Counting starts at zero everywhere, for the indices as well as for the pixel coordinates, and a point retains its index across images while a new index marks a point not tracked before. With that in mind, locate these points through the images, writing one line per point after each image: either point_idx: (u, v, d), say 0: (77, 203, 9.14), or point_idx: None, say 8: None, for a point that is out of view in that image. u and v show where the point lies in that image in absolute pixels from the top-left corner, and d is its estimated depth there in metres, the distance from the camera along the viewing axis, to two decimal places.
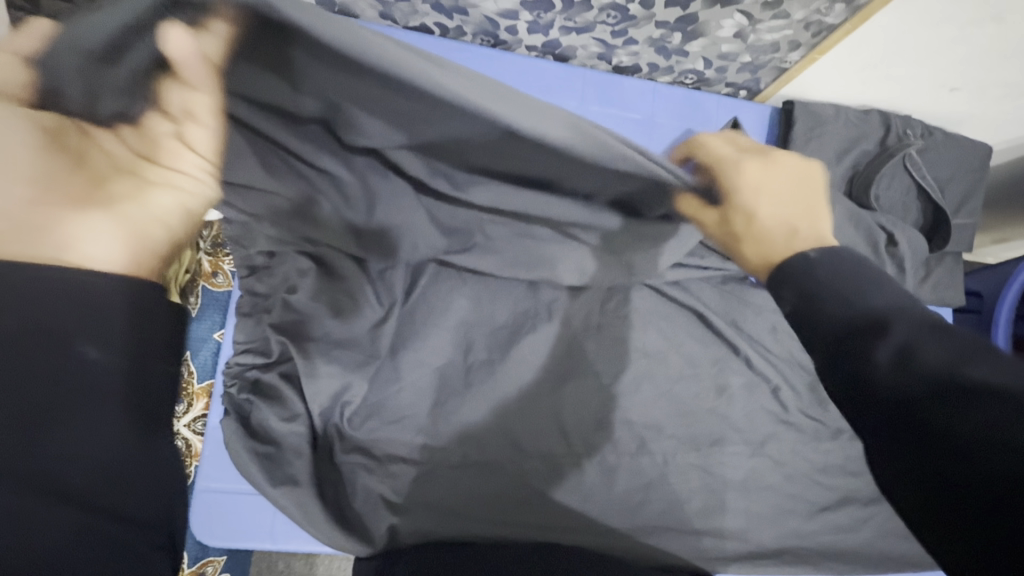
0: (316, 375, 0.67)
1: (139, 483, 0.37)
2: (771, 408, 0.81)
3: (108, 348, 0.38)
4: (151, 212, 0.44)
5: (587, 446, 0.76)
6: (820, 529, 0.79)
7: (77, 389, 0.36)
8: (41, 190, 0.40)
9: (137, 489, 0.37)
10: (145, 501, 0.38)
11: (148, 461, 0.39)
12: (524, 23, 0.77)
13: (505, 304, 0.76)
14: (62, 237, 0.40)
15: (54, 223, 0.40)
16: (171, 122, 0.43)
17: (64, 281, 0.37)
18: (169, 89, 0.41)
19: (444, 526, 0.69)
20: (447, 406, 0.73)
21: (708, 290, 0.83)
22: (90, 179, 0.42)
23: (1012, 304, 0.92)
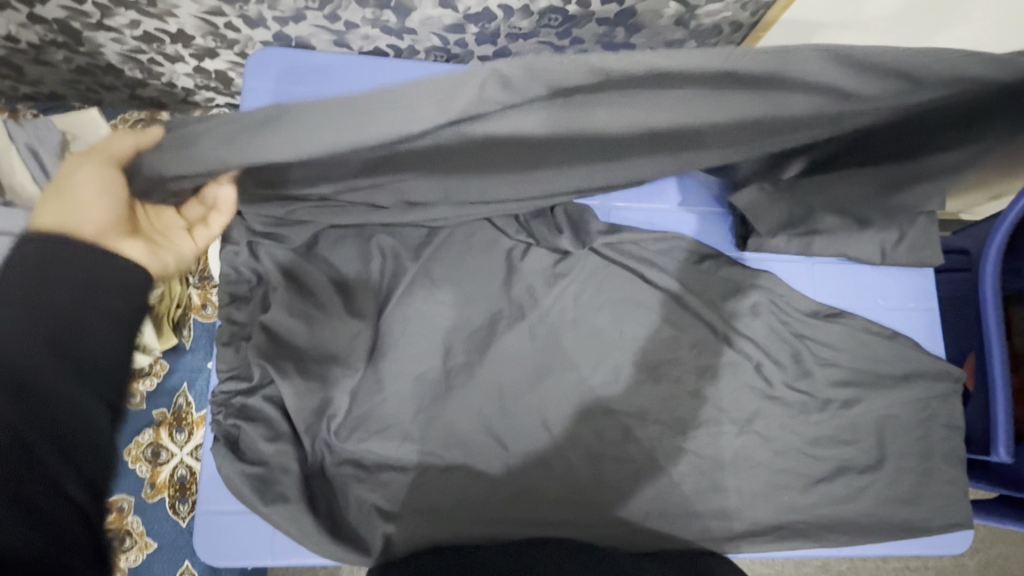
0: (297, 392, 0.71)
1: (95, 421, 0.44)
2: (755, 384, 0.81)
3: (117, 302, 0.48)
4: (168, 252, 0.60)
5: (573, 438, 0.77)
6: (817, 502, 0.78)
7: (85, 323, 0.46)
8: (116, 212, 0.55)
9: (93, 425, 0.44)
10: (104, 440, 0.44)
11: (107, 412, 0.45)
12: (471, 35, 0.80)
13: (480, 307, 0.78)
14: (109, 239, 0.53)
15: (107, 236, 0.53)
16: (202, 207, 0.65)
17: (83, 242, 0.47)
18: (190, 206, 0.64)
19: (437, 528, 0.71)
20: (431, 411, 0.75)
21: (684, 267, 0.83)
22: (129, 221, 0.56)
23: (996, 260, 0.91)
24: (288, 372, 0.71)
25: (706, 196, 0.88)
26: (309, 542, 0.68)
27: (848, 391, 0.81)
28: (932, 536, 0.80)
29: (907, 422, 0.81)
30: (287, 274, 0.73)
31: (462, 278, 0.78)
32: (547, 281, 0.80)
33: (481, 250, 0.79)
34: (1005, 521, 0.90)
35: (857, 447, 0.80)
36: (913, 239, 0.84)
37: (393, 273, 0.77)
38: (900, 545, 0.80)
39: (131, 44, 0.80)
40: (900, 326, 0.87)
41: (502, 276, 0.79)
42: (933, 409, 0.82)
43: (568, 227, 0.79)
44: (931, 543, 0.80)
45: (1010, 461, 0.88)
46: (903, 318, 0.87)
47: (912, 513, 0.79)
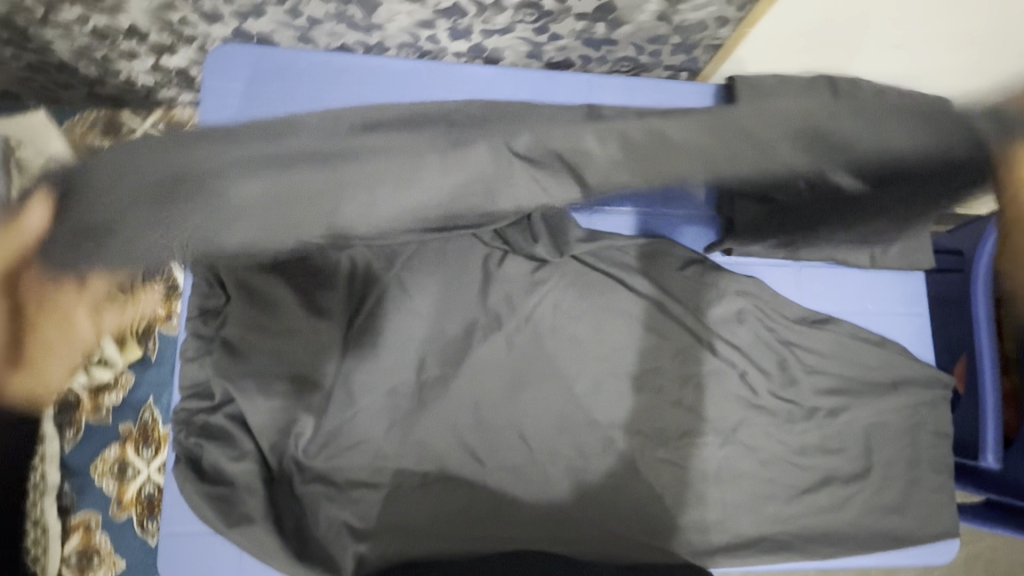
0: (263, 409, 0.68)
1: None
2: (740, 393, 0.79)
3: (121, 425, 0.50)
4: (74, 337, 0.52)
5: (552, 452, 0.75)
6: (802, 513, 0.77)
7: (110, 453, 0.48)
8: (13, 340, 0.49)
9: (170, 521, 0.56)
10: None
11: None
12: (443, 31, 0.76)
13: (455, 317, 0.76)
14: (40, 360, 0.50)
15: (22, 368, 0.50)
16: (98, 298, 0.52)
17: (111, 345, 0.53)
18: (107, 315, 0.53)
19: (410, 547, 0.69)
20: (405, 427, 0.72)
21: (669, 274, 0.80)
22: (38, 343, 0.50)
23: (989, 262, 0.88)
24: (254, 388, 0.68)
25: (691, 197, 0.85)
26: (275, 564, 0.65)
27: (835, 400, 0.79)
28: (917, 545, 0.79)
29: (894, 430, 0.80)
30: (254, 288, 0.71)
31: (436, 287, 0.75)
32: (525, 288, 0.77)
33: (456, 257, 0.76)
34: (990, 526, 0.89)
35: (842, 458, 0.78)
36: (903, 243, 0.82)
37: (365, 284, 0.74)
38: (886, 555, 0.79)
39: (82, 41, 0.75)
40: (889, 332, 0.84)
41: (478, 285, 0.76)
42: (920, 417, 0.80)
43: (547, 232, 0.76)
44: (918, 554, 0.79)
45: (997, 467, 0.87)
46: (892, 324, 0.84)
47: (898, 523, 0.78)
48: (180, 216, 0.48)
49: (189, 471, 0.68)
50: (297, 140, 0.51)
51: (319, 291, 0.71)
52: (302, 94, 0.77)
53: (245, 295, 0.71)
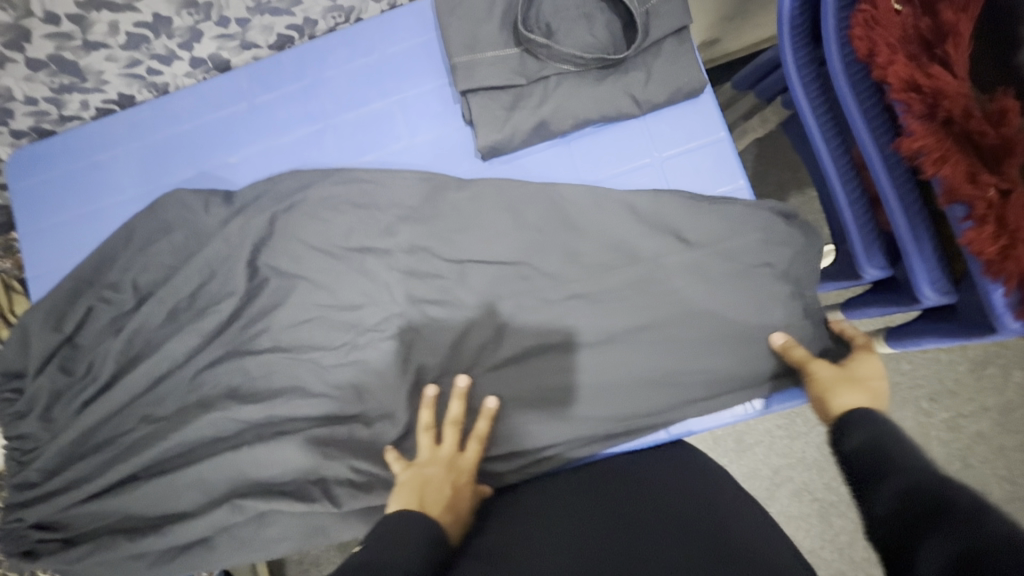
0: (94, 443, 0.77)
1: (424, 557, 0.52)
2: (533, 289, 0.72)
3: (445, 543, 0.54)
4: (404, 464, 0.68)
5: (355, 409, 0.74)
6: (630, 399, 0.69)
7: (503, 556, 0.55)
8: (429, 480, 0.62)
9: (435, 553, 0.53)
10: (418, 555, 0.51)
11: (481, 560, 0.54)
12: (151, 61, 0.82)
13: (242, 311, 0.79)
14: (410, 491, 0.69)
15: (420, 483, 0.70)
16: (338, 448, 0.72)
17: (447, 501, 0.60)
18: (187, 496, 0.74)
19: (240, 534, 0.73)
20: (208, 428, 0.75)
21: (415, 186, 0.78)
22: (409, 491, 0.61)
23: (794, 53, 0.74)
24: (82, 429, 0.77)
25: (442, 117, 0.81)
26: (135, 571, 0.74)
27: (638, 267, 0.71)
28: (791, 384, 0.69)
29: (707, 277, 0.70)
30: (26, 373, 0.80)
31: (210, 290, 0.79)
32: (293, 262, 0.78)
33: (217, 259, 0.79)
34: (922, 339, 0.75)
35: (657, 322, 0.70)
36: (657, 76, 0.73)
37: (145, 314, 0.79)
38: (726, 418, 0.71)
39: None
40: (686, 172, 0.75)
41: (253, 277, 0.79)
42: (729, 260, 0.70)
43: (296, 207, 0.79)
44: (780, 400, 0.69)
45: (884, 273, 0.75)
46: (688, 162, 0.75)
47: (744, 368, 0.68)
48: (58, 425, 0.78)
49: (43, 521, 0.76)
50: (123, 294, 0.80)
51: (115, 330, 0.79)
52: (81, 167, 0.87)
53: (56, 357, 0.79)
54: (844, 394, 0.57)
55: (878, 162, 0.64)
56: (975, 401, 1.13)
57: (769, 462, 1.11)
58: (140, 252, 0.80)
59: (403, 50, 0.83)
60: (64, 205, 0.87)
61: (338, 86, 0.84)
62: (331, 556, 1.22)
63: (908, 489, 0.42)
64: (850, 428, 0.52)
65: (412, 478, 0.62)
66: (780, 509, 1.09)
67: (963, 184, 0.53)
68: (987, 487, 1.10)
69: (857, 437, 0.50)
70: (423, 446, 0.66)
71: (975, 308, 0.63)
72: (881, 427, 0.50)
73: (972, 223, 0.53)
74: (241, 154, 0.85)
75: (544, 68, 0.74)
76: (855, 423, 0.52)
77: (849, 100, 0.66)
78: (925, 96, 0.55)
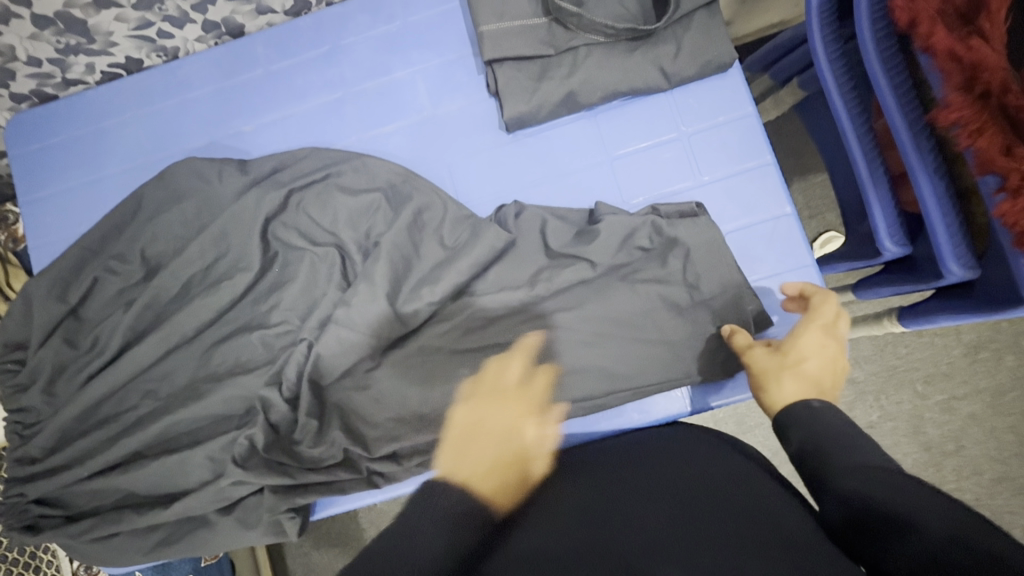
0: (102, 417, 0.75)
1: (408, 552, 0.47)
2: (560, 263, 0.73)
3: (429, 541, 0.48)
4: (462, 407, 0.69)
5: (376, 381, 0.73)
6: (654, 372, 0.71)
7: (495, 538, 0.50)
8: (485, 430, 0.63)
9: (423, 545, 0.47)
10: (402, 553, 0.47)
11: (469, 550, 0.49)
12: (163, 22, 0.79)
13: (258, 283, 0.77)
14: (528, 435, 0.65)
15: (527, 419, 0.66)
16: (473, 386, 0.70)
17: (502, 447, 0.60)
18: (201, 470, 0.73)
19: (264, 504, 0.73)
20: (223, 401, 0.74)
21: (443, 162, 0.79)
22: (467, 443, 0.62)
23: (822, 30, 0.75)
24: (88, 402, 0.75)
25: (465, 87, 0.80)
26: (157, 539, 0.74)
27: (630, 257, 0.71)
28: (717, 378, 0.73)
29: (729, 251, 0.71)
30: (28, 345, 0.77)
31: (225, 261, 0.77)
32: (312, 234, 0.77)
33: (230, 229, 0.76)
34: (935, 318, 0.77)
35: (656, 309, 0.70)
36: (687, 49, 0.73)
37: (154, 285, 0.76)
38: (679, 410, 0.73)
39: None
40: (712, 148, 0.75)
41: (269, 249, 0.77)
42: (753, 237, 0.73)
43: (314, 178, 0.77)
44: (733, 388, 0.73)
45: (901, 253, 0.76)
46: (716, 137, 0.75)
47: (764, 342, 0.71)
48: (62, 398, 0.75)
49: (49, 496, 0.74)
50: (132, 264, 0.77)
51: (123, 301, 0.77)
52: (84, 133, 0.84)
53: (59, 328, 0.76)
54: (779, 386, 0.53)
55: (907, 137, 0.65)
56: (970, 385, 1.16)
57: (771, 442, 1.13)
58: (148, 221, 0.78)
59: (425, 18, 0.81)
60: (66, 172, 0.83)
61: (357, 54, 0.82)
62: (332, 538, 1.21)
63: (865, 495, 0.41)
64: (795, 425, 0.49)
65: (467, 426, 0.65)
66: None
67: (998, 156, 0.54)
68: (979, 467, 1.14)
69: (794, 439, 0.48)
70: (468, 390, 0.70)
71: (998, 283, 0.64)
72: (816, 422, 0.48)
73: (1005, 195, 0.54)
74: (255, 123, 0.82)
75: (573, 38, 0.73)
76: (794, 422, 0.49)
77: (881, 75, 0.66)
78: (964, 68, 0.56)
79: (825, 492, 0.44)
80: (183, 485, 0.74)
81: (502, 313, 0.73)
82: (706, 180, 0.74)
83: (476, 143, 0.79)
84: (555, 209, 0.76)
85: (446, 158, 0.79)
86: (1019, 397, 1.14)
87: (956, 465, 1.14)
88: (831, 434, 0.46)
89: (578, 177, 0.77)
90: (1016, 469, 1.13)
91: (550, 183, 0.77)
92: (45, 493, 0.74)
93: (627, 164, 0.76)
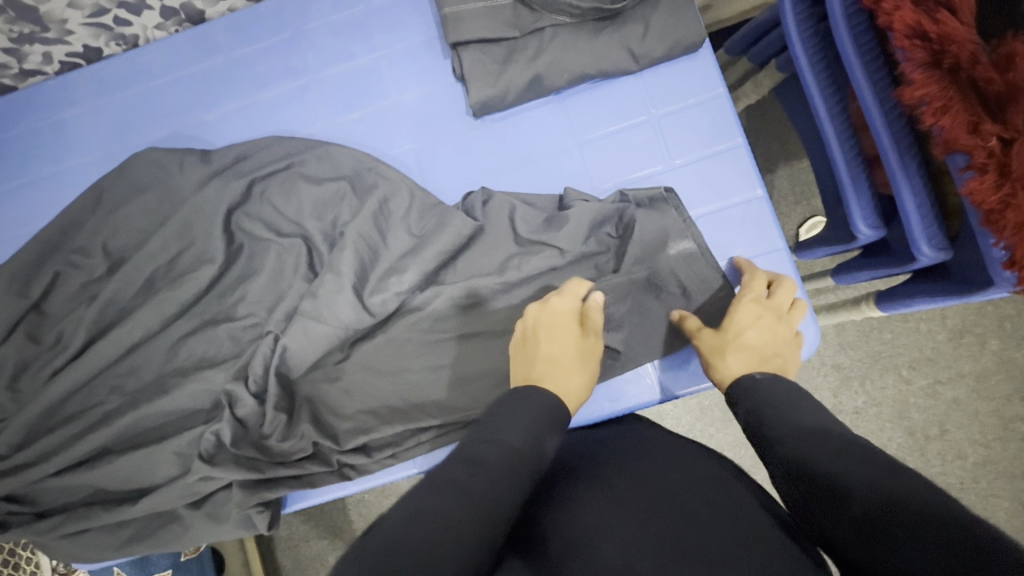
0: (68, 414, 0.74)
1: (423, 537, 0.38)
2: (528, 251, 0.71)
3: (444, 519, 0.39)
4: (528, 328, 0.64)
5: (344, 372, 0.73)
6: (624, 359, 0.70)
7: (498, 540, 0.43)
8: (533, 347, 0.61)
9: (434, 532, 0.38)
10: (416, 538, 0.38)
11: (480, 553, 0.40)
12: (119, 9, 0.77)
13: (223, 276, 0.76)
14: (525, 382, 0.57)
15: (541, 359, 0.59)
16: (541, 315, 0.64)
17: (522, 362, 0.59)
18: (169, 465, 0.72)
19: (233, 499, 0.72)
20: (189, 396, 0.73)
21: (410, 150, 0.77)
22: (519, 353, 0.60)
23: (794, 7, 0.73)
24: (50, 399, 0.73)
25: (431, 72, 0.78)
26: (127, 535, 0.74)
27: (601, 245, 0.70)
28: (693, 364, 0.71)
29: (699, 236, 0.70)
30: None
31: (189, 253, 0.76)
32: (277, 225, 0.75)
33: (194, 221, 0.75)
34: (912, 301, 0.76)
35: (626, 298, 0.68)
36: (654, 29, 0.71)
37: (117, 279, 0.75)
38: (650, 397, 0.72)
39: None
40: (683, 131, 0.73)
41: (234, 241, 0.76)
42: (724, 221, 0.71)
43: (278, 167, 0.76)
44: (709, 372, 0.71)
45: (876, 236, 0.75)
46: (687, 119, 0.73)
47: None
48: (27, 395, 0.74)
49: (15, 494, 0.74)
50: (94, 258, 0.76)
51: (88, 296, 0.76)
52: (44, 125, 0.82)
53: (22, 325, 0.75)
54: (729, 356, 0.57)
55: (878, 116, 0.63)
56: (953, 369, 1.15)
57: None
58: (111, 213, 0.76)
59: (389, 1, 0.79)
60: (27, 165, 0.82)
61: (321, 39, 0.80)
62: (318, 531, 1.21)
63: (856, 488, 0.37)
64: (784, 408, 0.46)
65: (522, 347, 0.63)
66: (767, 474, 1.10)
67: (964, 133, 0.52)
68: (961, 451, 1.13)
69: (782, 419, 0.45)
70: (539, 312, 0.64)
71: (970, 264, 0.63)
72: (789, 398, 0.48)
73: (972, 173, 0.53)
74: (218, 112, 0.80)
75: (538, 19, 0.72)
76: (740, 393, 0.52)
77: (851, 52, 0.64)
78: (930, 42, 0.55)
79: (820, 479, 0.39)
80: (150, 482, 0.73)
81: (471, 303, 0.72)
82: (677, 163, 0.73)
83: (443, 128, 0.77)
84: (524, 195, 0.74)
85: (413, 145, 0.77)
86: (1002, 380, 1.14)
87: (939, 449, 1.14)
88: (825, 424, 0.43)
89: (548, 163, 0.75)
90: (999, 452, 1.12)
91: (519, 168, 0.76)
92: (11, 491, 0.73)
93: (597, 149, 0.74)
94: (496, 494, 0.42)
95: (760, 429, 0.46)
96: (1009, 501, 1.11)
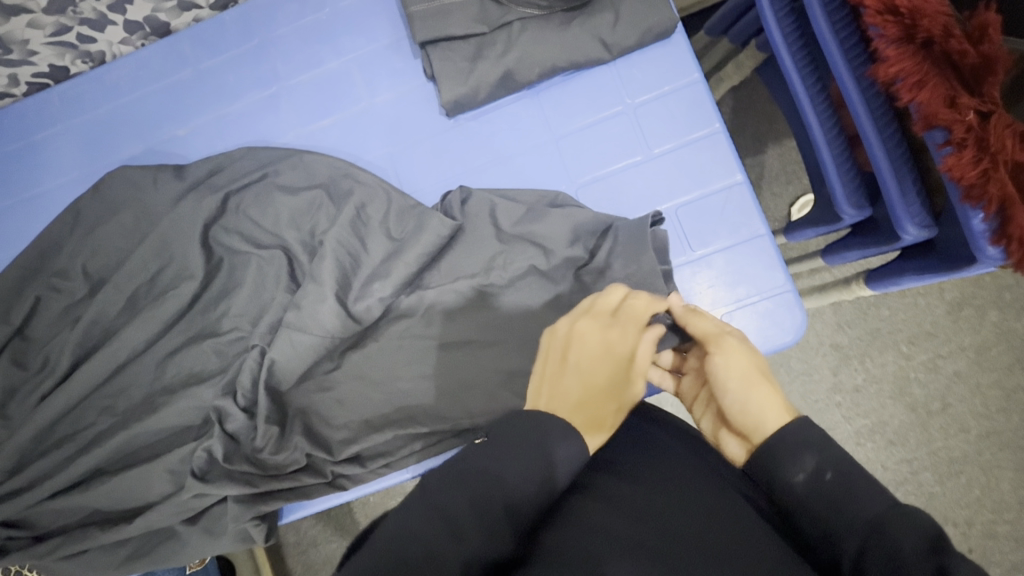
0: (59, 437, 0.74)
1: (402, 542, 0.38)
2: (510, 250, 0.70)
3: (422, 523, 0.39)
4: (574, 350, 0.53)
5: (333, 382, 0.72)
6: None
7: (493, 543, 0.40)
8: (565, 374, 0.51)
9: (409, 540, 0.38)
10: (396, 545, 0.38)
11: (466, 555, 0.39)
12: (81, 26, 0.76)
13: (204, 291, 0.75)
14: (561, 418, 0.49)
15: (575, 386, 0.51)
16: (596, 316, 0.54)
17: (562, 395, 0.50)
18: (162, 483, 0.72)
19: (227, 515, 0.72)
20: (177, 414, 0.73)
21: (386, 154, 0.76)
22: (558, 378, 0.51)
23: None
24: (40, 424, 0.73)
25: (402, 73, 0.77)
26: (126, 555, 0.74)
27: (580, 243, 0.70)
28: None
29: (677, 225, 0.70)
30: None
31: (169, 270, 0.75)
32: (257, 236, 0.75)
33: (170, 237, 0.74)
34: (900, 279, 0.75)
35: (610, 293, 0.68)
36: (625, 18, 0.70)
37: (98, 300, 0.75)
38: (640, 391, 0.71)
39: None
40: (659, 119, 0.72)
41: (213, 255, 0.75)
42: (704, 210, 0.70)
43: (253, 178, 0.75)
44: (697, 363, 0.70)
45: (860, 216, 0.74)
46: (662, 107, 0.72)
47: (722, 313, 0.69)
48: (17, 421, 0.74)
49: (11, 519, 0.74)
50: (75, 280, 0.75)
51: (71, 319, 0.75)
52: (16, 149, 0.82)
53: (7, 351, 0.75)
54: (767, 397, 0.47)
55: (855, 94, 0.62)
56: (953, 342, 1.15)
57: None
58: (88, 234, 0.76)
59: (356, 3, 0.78)
60: (2, 189, 0.81)
61: (289, 45, 0.79)
62: (326, 535, 1.22)
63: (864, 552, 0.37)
64: (780, 466, 0.43)
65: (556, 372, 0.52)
66: None
67: (943, 107, 0.51)
68: (965, 424, 1.13)
69: (805, 467, 0.42)
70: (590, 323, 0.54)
71: (957, 240, 0.62)
72: (827, 447, 0.43)
73: (951, 150, 0.52)
74: (189, 125, 0.79)
75: (505, 14, 0.71)
76: (799, 446, 0.43)
77: (825, 30, 0.62)
78: (901, 17, 0.53)
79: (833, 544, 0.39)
80: (145, 501, 0.73)
81: (454, 305, 0.71)
82: (655, 153, 0.72)
83: (418, 130, 0.76)
84: (503, 193, 0.73)
85: (388, 149, 0.77)
86: (1003, 350, 1.13)
87: (941, 423, 1.13)
88: (843, 470, 0.41)
89: (526, 160, 0.74)
90: (1002, 423, 1.12)
91: (497, 166, 0.75)
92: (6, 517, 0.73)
93: (574, 142, 0.73)
94: (478, 503, 0.40)
95: (776, 487, 0.43)
96: (1013, 471, 1.10)
